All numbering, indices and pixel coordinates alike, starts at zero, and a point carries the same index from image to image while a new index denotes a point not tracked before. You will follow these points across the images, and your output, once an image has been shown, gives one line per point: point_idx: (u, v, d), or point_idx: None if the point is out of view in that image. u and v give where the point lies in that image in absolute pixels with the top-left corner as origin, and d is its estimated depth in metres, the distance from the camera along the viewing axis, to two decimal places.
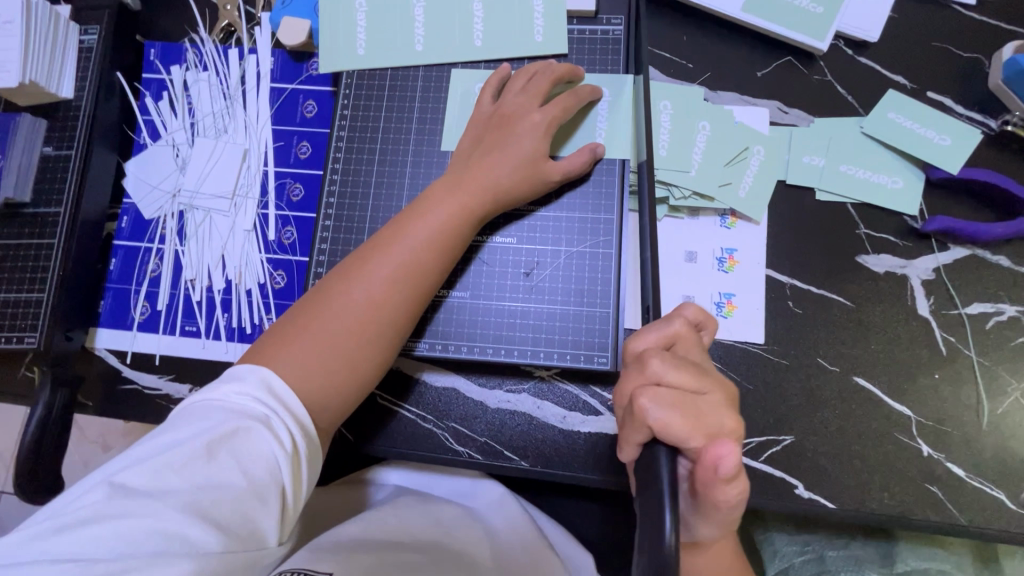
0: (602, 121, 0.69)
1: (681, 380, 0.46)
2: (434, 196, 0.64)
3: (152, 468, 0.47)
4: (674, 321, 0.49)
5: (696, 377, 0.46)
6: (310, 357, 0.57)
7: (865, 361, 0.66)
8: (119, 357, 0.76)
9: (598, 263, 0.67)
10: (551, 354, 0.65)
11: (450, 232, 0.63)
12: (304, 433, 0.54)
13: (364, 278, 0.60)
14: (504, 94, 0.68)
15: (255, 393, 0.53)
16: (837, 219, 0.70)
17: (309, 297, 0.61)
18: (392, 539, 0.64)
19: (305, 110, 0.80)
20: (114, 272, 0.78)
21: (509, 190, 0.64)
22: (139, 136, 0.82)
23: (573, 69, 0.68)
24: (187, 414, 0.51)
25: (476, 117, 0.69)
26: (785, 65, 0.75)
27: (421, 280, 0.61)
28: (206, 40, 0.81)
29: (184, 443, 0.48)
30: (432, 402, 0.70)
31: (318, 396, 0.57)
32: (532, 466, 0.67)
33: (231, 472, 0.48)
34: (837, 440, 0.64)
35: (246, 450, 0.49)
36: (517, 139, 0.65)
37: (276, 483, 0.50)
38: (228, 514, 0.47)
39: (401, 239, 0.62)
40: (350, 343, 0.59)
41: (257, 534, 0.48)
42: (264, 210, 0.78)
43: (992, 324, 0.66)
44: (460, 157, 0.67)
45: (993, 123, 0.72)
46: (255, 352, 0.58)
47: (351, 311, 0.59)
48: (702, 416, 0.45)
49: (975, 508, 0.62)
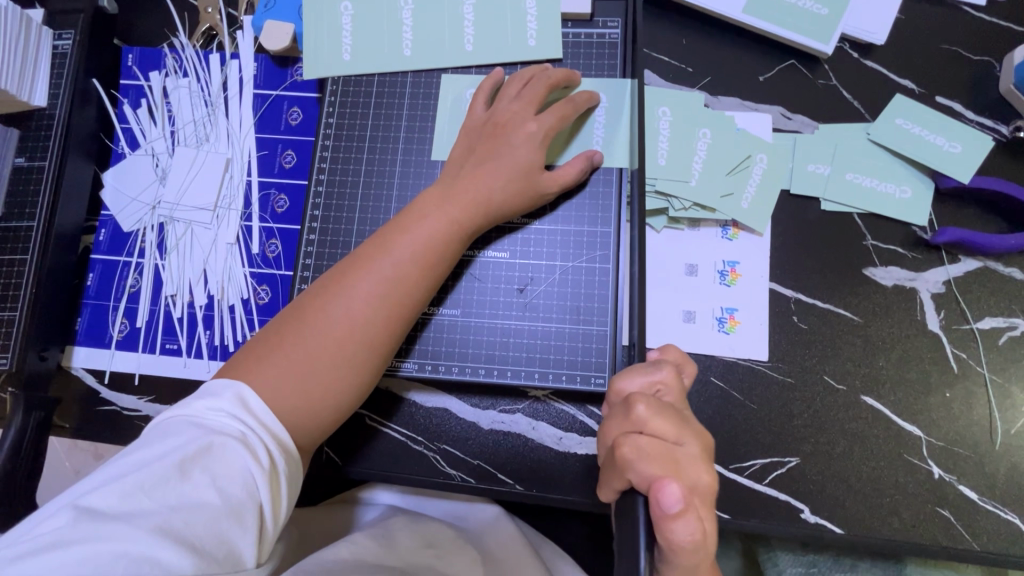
0: (599, 128, 0.66)
1: (663, 431, 0.45)
2: (422, 206, 0.61)
3: (119, 490, 0.44)
4: (660, 369, 0.49)
5: (679, 428, 0.46)
6: (289, 378, 0.54)
7: (873, 379, 0.63)
8: (97, 376, 0.73)
9: (595, 279, 0.64)
10: (546, 375, 0.63)
11: (438, 245, 0.59)
12: (283, 450, 0.52)
13: (347, 293, 0.57)
14: (498, 101, 0.65)
15: (231, 409, 0.51)
16: (843, 230, 0.67)
17: (289, 312, 0.59)
18: (383, 565, 0.61)
19: (289, 118, 0.77)
20: (92, 287, 0.75)
21: (501, 203, 0.61)
22: (117, 145, 0.78)
23: (570, 74, 0.65)
24: (158, 434, 0.49)
25: (469, 125, 0.65)
26: (788, 69, 0.72)
27: (407, 295, 0.58)
28: (187, 45, 0.78)
29: (155, 462, 0.46)
30: (423, 423, 0.67)
31: (298, 419, 0.55)
32: (526, 490, 0.64)
33: (204, 490, 0.46)
34: (844, 462, 0.62)
35: (220, 466, 0.47)
36: (511, 149, 0.62)
37: (254, 501, 0.48)
38: (202, 535, 0.44)
39: (386, 252, 0.58)
40: (332, 362, 0.56)
41: (233, 556, 0.45)
42: (247, 223, 0.75)
43: (1005, 339, 0.64)
44: (450, 166, 0.64)
45: (1005, 129, 0.69)
46: (231, 370, 0.55)
47: (333, 329, 0.56)
48: (680, 469, 0.44)
49: (989, 532, 0.59)
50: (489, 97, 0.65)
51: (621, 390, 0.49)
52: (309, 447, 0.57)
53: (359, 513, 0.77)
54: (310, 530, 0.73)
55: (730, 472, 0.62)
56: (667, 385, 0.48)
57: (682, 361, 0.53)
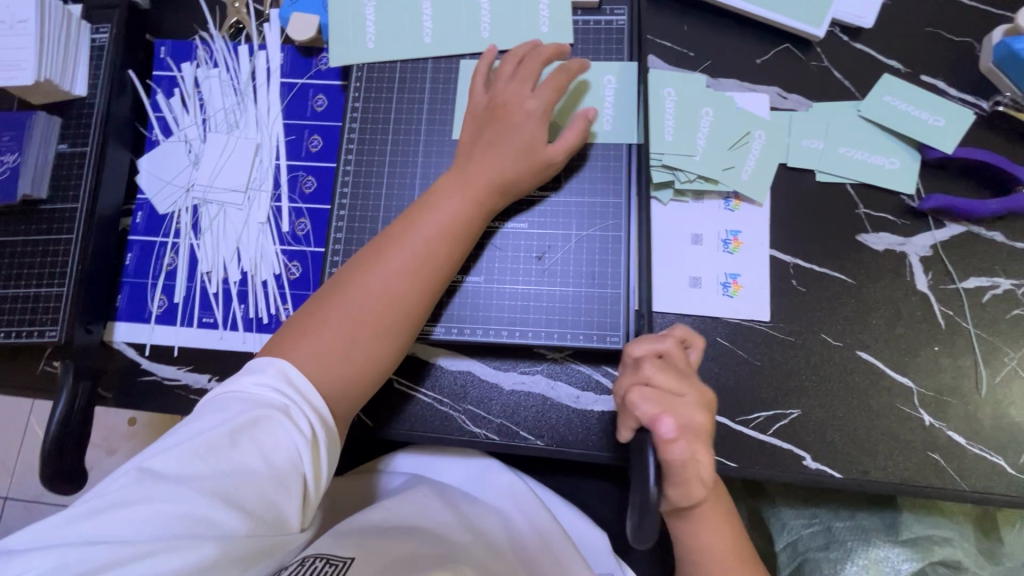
0: (599, 97, 0.71)
1: (669, 382, 0.55)
2: (441, 190, 0.65)
3: (176, 456, 0.48)
4: (662, 333, 0.59)
5: (681, 379, 0.56)
6: (326, 350, 0.59)
7: (868, 335, 0.68)
8: (138, 349, 0.77)
9: (609, 247, 0.69)
10: (565, 335, 0.67)
11: (461, 223, 0.64)
12: (323, 422, 0.56)
13: (379, 271, 0.62)
14: (495, 82, 0.69)
15: (275, 384, 0.54)
16: (837, 199, 0.72)
17: (322, 293, 0.63)
18: (413, 527, 0.65)
19: (315, 104, 0.81)
20: (131, 267, 0.80)
21: (516, 178, 0.66)
22: (151, 132, 0.83)
23: (559, 48, 0.69)
24: (209, 406, 0.53)
25: (472, 109, 0.69)
26: (783, 52, 0.77)
27: (435, 270, 0.63)
28: (216, 37, 0.83)
29: (207, 432, 0.50)
30: (449, 385, 0.71)
31: (340, 387, 0.59)
32: (547, 445, 0.69)
33: (253, 460, 0.50)
34: (843, 413, 0.66)
35: (267, 438, 0.51)
36: (516, 126, 0.66)
37: (297, 471, 0.52)
38: (252, 500, 0.49)
39: (413, 232, 0.63)
40: (369, 333, 0.60)
41: (280, 519, 0.50)
42: (278, 203, 0.79)
43: (988, 297, 0.69)
44: (462, 148, 0.68)
45: (985, 105, 0.74)
46: (273, 347, 0.59)
47: (368, 303, 0.61)
48: (683, 411, 0.54)
49: (977, 473, 0.64)
50: (487, 78, 0.69)
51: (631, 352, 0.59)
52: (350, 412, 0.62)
53: (386, 481, 0.81)
54: (342, 506, 0.78)
55: (737, 424, 0.67)
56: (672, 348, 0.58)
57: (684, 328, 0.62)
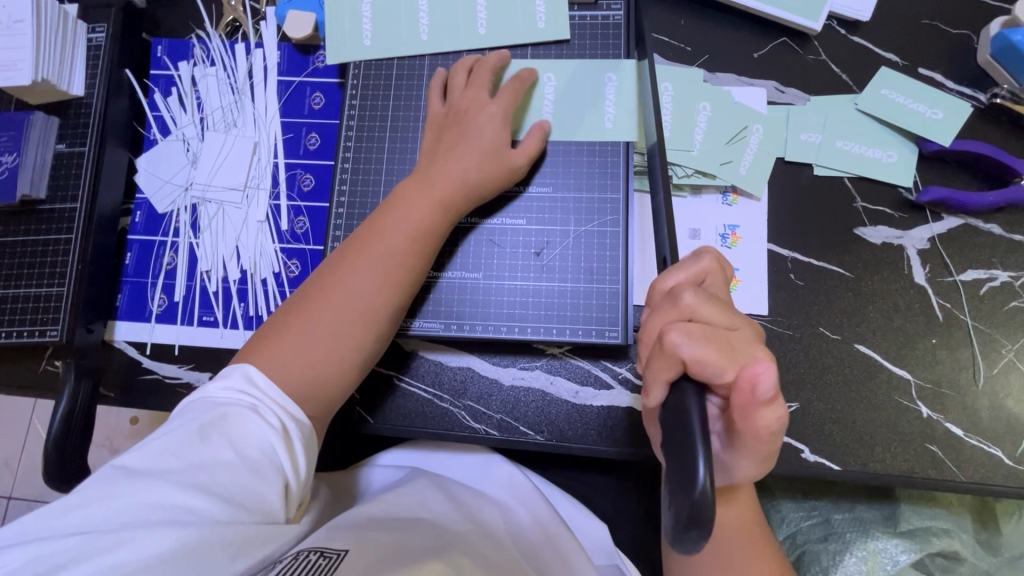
0: (548, 104, 0.72)
1: (720, 310, 0.47)
2: (404, 195, 0.66)
3: (148, 453, 0.50)
4: (692, 261, 0.52)
5: (730, 308, 0.48)
6: (294, 355, 0.59)
7: (866, 328, 0.69)
8: (138, 348, 0.77)
9: (607, 242, 0.69)
10: (564, 331, 0.68)
11: (425, 226, 0.64)
12: (295, 418, 0.57)
13: (343, 275, 0.62)
14: (451, 93, 0.70)
15: (239, 386, 0.55)
16: (835, 193, 0.72)
17: (290, 302, 0.63)
18: (412, 519, 0.66)
19: (312, 102, 0.81)
20: (131, 266, 0.80)
21: (479, 180, 0.66)
22: (149, 131, 0.83)
23: (503, 57, 0.71)
24: (179, 411, 0.54)
25: (431, 119, 0.70)
26: (780, 46, 0.77)
27: (398, 273, 0.63)
28: (213, 36, 0.82)
29: (176, 430, 0.51)
30: (448, 381, 0.72)
31: (310, 390, 0.59)
32: (547, 440, 0.69)
33: (224, 453, 0.51)
34: (841, 406, 0.67)
35: (235, 433, 0.52)
36: (476, 132, 0.67)
37: (270, 462, 0.52)
38: (227, 490, 0.49)
39: (375, 237, 0.63)
40: (331, 337, 0.61)
41: (259, 509, 0.51)
42: (276, 201, 0.80)
43: (986, 289, 0.69)
44: (424, 155, 0.69)
45: (983, 97, 0.74)
46: (240, 357, 0.60)
47: (331, 309, 0.61)
48: (747, 342, 0.45)
49: (975, 464, 0.64)
50: (443, 90, 0.71)
51: (663, 288, 0.51)
52: (323, 416, 0.62)
53: (386, 475, 0.81)
54: (342, 496, 0.78)
55: None
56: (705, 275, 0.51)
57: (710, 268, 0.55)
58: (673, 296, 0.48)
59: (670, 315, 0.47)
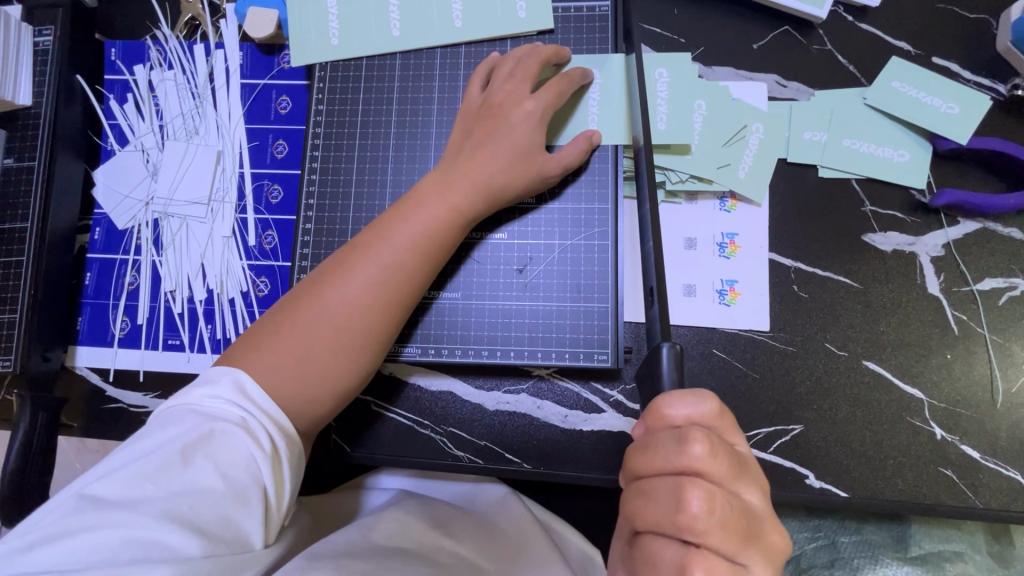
0: (594, 106, 0.65)
1: (718, 540, 0.38)
2: (420, 193, 0.60)
3: (123, 477, 0.45)
4: (696, 440, 0.39)
5: (738, 531, 0.38)
6: (281, 363, 0.54)
7: (875, 344, 0.64)
8: (102, 375, 0.73)
9: (594, 256, 0.64)
10: (549, 354, 0.63)
11: (436, 234, 0.59)
12: (284, 433, 0.53)
13: (342, 279, 0.57)
14: (492, 82, 0.64)
15: (229, 395, 0.51)
16: (840, 197, 0.67)
17: (287, 299, 0.59)
18: (396, 548, 0.60)
19: (278, 106, 0.76)
20: (91, 287, 0.75)
21: (502, 186, 0.60)
22: (106, 142, 0.77)
23: (560, 51, 0.65)
24: (159, 423, 0.50)
25: (465, 109, 0.65)
26: (782, 35, 0.71)
27: (404, 284, 0.58)
28: (169, 37, 0.77)
29: (156, 450, 0.47)
30: (428, 406, 0.67)
31: (293, 405, 0.55)
32: (535, 468, 0.65)
33: (208, 475, 0.46)
34: (848, 429, 0.62)
35: (223, 452, 0.48)
36: (510, 130, 0.61)
37: (258, 484, 0.48)
38: (208, 518, 0.45)
39: (384, 239, 0.58)
40: (325, 348, 0.56)
41: (240, 537, 0.47)
42: (243, 215, 0.74)
43: (1005, 299, 0.64)
44: (449, 152, 0.63)
45: (1002, 88, 0.68)
46: (230, 357, 0.56)
47: (330, 317, 0.56)
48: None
49: (991, 490, 0.60)
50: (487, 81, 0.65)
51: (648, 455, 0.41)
52: (306, 432, 0.58)
53: (370, 500, 0.76)
54: (325, 519, 0.74)
55: None
56: (715, 467, 0.39)
57: (728, 413, 0.42)
58: (663, 493, 0.39)
59: (649, 519, 0.39)
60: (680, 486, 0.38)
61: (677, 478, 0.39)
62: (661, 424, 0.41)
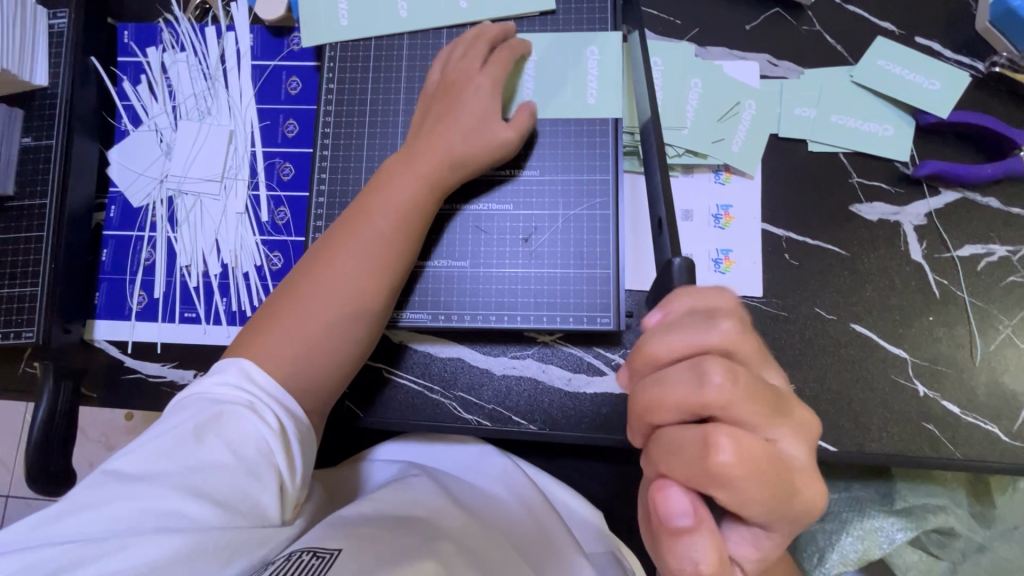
0: (592, 79, 0.69)
1: (739, 409, 0.38)
2: (391, 174, 0.63)
3: (140, 455, 0.48)
4: (725, 319, 0.40)
5: (762, 404, 0.39)
6: (285, 345, 0.57)
7: (863, 308, 0.67)
8: (119, 348, 0.75)
9: (596, 225, 0.67)
10: (554, 318, 0.66)
11: (411, 208, 0.62)
12: (291, 414, 0.55)
13: (330, 264, 0.60)
14: (445, 63, 0.67)
15: (235, 381, 0.54)
16: (831, 169, 0.70)
17: (281, 290, 0.61)
18: (410, 517, 0.61)
19: (288, 87, 0.78)
20: (107, 262, 0.78)
21: (467, 153, 0.63)
22: (119, 122, 0.79)
23: (505, 28, 0.68)
24: (173, 409, 0.52)
25: (425, 92, 0.68)
26: (773, 17, 0.74)
27: (388, 257, 0.61)
28: (181, 19, 0.79)
29: (169, 431, 0.49)
30: (438, 372, 0.70)
31: (301, 382, 0.58)
32: (541, 429, 0.68)
33: (220, 453, 0.49)
34: (837, 387, 0.66)
35: (232, 431, 0.50)
36: (463, 103, 0.64)
37: (269, 460, 0.50)
38: (224, 491, 0.48)
39: (363, 219, 0.61)
40: (324, 326, 0.59)
41: (257, 510, 0.49)
42: (255, 192, 0.77)
43: (984, 265, 0.68)
44: (413, 131, 0.67)
45: (982, 65, 0.72)
46: (233, 347, 0.59)
47: (323, 297, 0.59)
48: (768, 462, 0.37)
49: (972, 442, 0.64)
50: (442, 60, 0.67)
51: (669, 345, 0.40)
52: (319, 411, 0.60)
53: (377, 473, 0.78)
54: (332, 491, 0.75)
55: None
56: (742, 345, 0.40)
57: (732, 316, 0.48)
58: (681, 373, 0.39)
59: (670, 401, 0.39)
60: (704, 366, 0.38)
61: (698, 357, 0.39)
62: (681, 308, 0.42)
